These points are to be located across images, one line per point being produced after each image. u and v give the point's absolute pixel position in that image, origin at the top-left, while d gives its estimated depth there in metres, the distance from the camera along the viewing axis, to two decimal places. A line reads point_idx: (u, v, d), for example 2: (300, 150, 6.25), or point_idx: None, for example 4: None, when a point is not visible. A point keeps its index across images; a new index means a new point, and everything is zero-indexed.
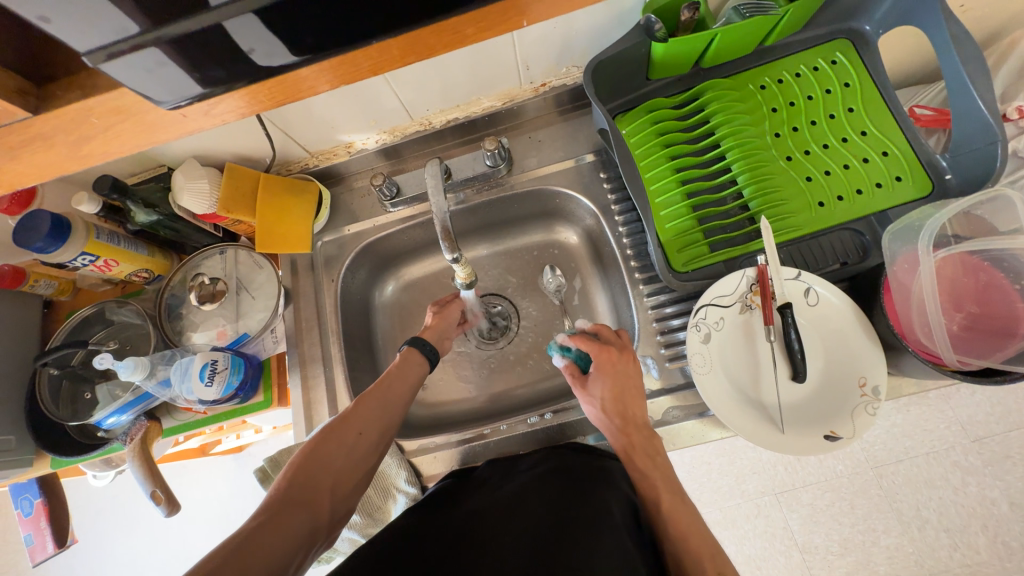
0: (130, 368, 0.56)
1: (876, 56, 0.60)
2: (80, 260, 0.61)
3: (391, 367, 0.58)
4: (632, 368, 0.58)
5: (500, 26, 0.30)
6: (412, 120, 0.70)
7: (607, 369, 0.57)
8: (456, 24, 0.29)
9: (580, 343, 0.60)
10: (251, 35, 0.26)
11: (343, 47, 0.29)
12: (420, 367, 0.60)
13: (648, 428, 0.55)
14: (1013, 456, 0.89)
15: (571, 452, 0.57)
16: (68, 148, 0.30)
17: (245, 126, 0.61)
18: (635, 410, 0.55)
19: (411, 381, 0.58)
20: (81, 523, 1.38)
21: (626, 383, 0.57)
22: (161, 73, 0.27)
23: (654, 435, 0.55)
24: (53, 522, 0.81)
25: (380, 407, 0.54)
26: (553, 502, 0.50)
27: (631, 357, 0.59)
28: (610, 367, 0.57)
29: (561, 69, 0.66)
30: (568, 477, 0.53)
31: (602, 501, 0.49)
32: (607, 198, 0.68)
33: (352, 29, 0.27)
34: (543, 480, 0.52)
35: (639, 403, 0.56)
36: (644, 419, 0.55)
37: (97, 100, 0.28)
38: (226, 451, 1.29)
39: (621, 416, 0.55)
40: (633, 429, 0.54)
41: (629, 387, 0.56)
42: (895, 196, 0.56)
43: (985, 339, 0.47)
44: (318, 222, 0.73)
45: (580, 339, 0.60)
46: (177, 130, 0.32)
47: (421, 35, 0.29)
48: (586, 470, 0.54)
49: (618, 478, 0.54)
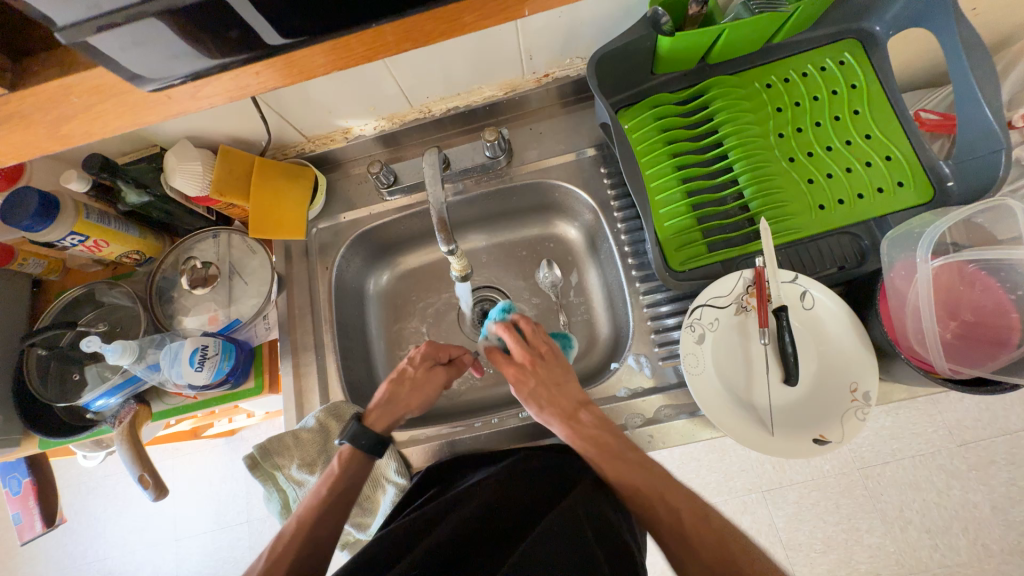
0: (118, 351, 0.56)
1: (884, 58, 0.59)
2: (69, 239, 0.60)
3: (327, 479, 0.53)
4: (555, 360, 0.60)
5: (500, 14, 0.29)
6: (411, 107, 0.69)
7: (527, 372, 0.58)
8: (454, 9, 0.28)
9: (494, 354, 0.60)
10: (236, 13, 0.25)
11: (337, 31, 0.28)
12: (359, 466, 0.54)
13: (578, 408, 0.56)
14: (996, 460, 0.90)
15: (546, 453, 0.59)
16: (48, 126, 0.29)
17: (239, 107, 0.60)
18: (564, 403, 0.56)
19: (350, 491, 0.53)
20: (72, 501, 1.39)
21: (551, 375, 0.58)
22: (140, 51, 0.25)
23: (589, 409, 0.56)
24: (43, 501, 0.80)
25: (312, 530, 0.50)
26: (528, 495, 0.54)
27: (548, 351, 0.60)
28: (530, 368, 0.58)
29: (565, 59, 0.65)
30: (546, 477, 0.56)
31: (576, 492, 0.52)
32: (607, 194, 0.68)
33: (348, 14, 0.27)
34: (525, 472, 0.56)
35: (568, 393, 0.57)
36: (574, 405, 0.56)
37: (78, 78, 0.26)
38: (219, 434, 1.29)
39: (551, 410, 0.56)
40: (569, 418, 0.55)
41: (552, 380, 0.58)
42: (897, 201, 0.55)
43: (977, 347, 0.47)
44: (313, 209, 0.72)
45: (495, 351, 0.60)
46: (164, 113, 0.31)
47: (418, 19, 0.28)
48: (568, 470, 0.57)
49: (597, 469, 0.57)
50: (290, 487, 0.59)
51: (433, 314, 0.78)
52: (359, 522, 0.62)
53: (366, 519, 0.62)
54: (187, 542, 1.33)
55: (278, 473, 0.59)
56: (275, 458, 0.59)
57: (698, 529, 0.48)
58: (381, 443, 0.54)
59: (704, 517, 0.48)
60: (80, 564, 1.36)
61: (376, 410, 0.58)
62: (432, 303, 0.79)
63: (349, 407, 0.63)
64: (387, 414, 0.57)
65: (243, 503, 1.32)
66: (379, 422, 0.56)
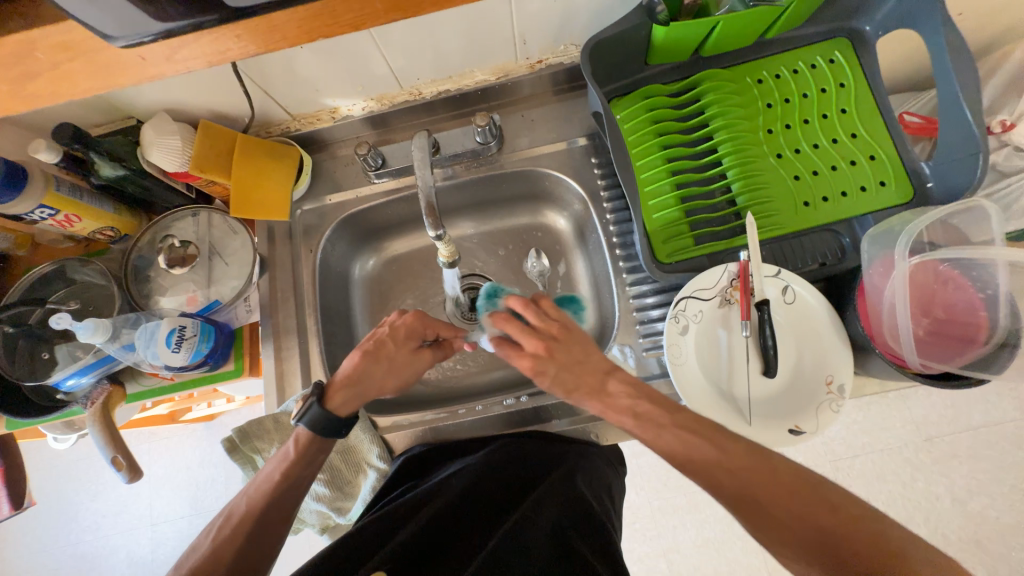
0: (90, 330, 0.54)
1: (873, 58, 0.60)
2: (38, 212, 0.57)
3: (283, 459, 0.50)
4: (570, 336, 0.53)
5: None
6: (401, 88, 0.67)
7: (544, 360, 0.52)
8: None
9: (504, 345, 0.54)
10: None
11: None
12: (316, 446, 0.51)
13: (607, 381, 0.50)
14: (959, 455, 0.94)
15: (525, 439, 0.59)
16: (11, 84, 0.27)
17: (222, 80, 0.58)
18: (590, 379, 0.51)
19: (310, 471, 0.51)
20: (42, 484, 1.35)
21: (572, 356, 0.52)
22: (108, 6, 0.24)
23: (617, 376, 0.50)
24: (9, 484, 0.78)
25: (264, 517, 0.48)
26: (509, 483, 0.56)
27: (558, 332, 0.53)
28: (547, 354, 0.52)
29: (559, 46, 0.64)
30: (531, 462, 0.57)
31: (554, 482, 0.55)
32: (596, 184, 0.68)
33: None
34: (511, 459, 0.57)
35: (592, 367, 0.51)
36: (600, 378, 0.51)
37: (43, 32, 0.25)
38: (196, 419, 1.26)
39: (579, 391, 0.51)
40: (599, 394, 0.50)
41: (573, 361, 0.51)
42: (879, 201, 0.57)
43: (947, 344, 0.49)
44: (298, 189, 0.70)
45: (504, 344, 0.54)
46: (139, 76, 0.29)
47: None
48: (546, 453, 0.58)
49: (584, 456, 0.59)
50: None
51: (420, 301, 0.78)
52: (340, 506, 0.62)
53: (346, 504, 0.62)
54: (164, 526, 1.31)
55: (257, 457, 0.58)
56: (254, 442, 0.58)
57: (773, 490, 0.40)
58: (344, 426, 0.53)
59: (777, 473, 0.41)
60: (51, 548, 1.33)
61: (344, 390, 0.53)
62: (417, 289, 0.78)
63: None
64: (355, 396, 0.54)
65: (221, 488, 1.31)
66: (345, 404, 0.53)
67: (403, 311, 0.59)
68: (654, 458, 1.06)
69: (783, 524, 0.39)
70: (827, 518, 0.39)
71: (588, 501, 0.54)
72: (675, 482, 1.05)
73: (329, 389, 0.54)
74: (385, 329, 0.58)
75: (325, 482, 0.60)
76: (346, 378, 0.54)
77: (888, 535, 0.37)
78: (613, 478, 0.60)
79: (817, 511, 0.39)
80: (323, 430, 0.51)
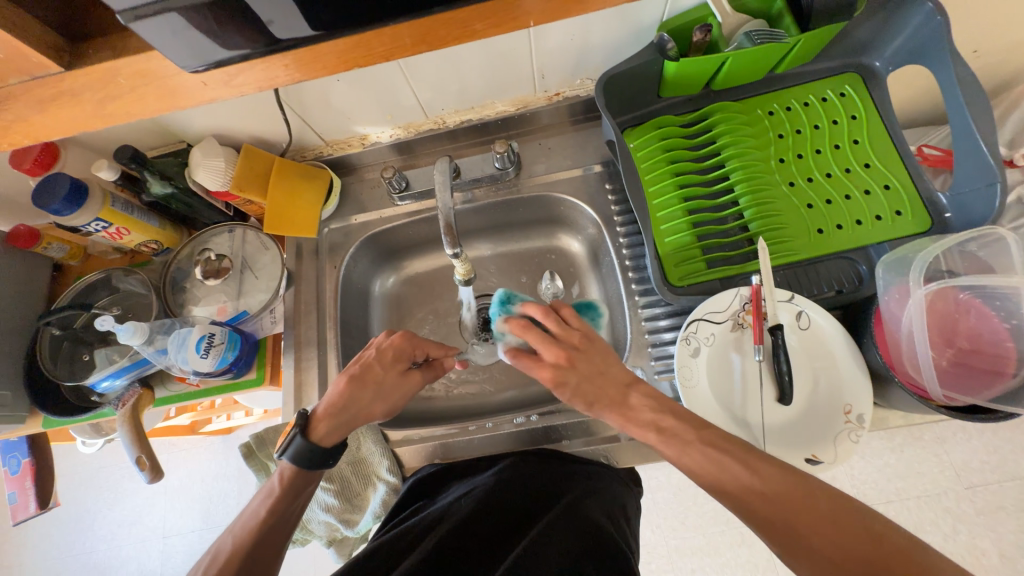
0: (130, 331, 0.57)
1: (884, 92, 0.61)
2: (93, 225, 0.62)
3: (272, 493, 0.51)
4: (592, 346, 0.53)
5: (508, 23, 0.32)
6: (426, 117, 0.72)
7: (565, 370, 0.52)
8: (466, 15, 0.31)
9: (523, 356, 0.54)
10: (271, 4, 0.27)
11: (359, 28, 0.31)
12: (303, 476, 0.52)
13: (620, 399, 0.50)
14: (1005, 506, 0.87)
15: (537, 459, 0.59)
16: (94, 104, 0.31)
17: (265, 109, 0.63)
18: (611, 390, 0.51)
19: (300, 501, 0.52)
20: (65, 490, 1.39)
21: (595, 367, 0.52)
22: (181, 38, 0.28)
23: (638, 390, 0.50)
24: (38, 482, 0.81)
25: (257, 548, 0.49)
26: (521, 501, 0.55)
27: (578, 343, 0.53)
28: (568, 364, 0.52)
29: (575, 80, 0.68)
30: (545, 479, 0.57)
31: (572, 498, 0.54)
32: (610, 209, 0.70)
33: (376, 10, 0.29)
34: (521, 478, 0.57)
35: (613, 379, 0.51)
36: (621, 391, 0.51)
37: (126, 61, 0.29)
38: (215, 432, 1.29)
39: (600, 404, 0.51)
40: (620, 407, 0.50)
41: (594, 371, 0.51)
42: (896, 229, 0.57)
43: (973, 377, 0.47)
44: (326, 209, 0.74)
45: (524, 354, 0.53)
46: (196, 99, 0.33)
47: (432, 24, 0.31)
48: (559, 474, 0.57)
49: (598, 477, 0.58)
50: None
51: (436, 319, 0.80)
52: (348, 518, 0.62)
53: (354, 516, 0.63)
54: (175, 540, 1.32)
55: (272, 463, 0.60)
56: (269, 448, 0.60)
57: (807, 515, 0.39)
58: (330, 455, 0.53)
59: (806, 492, 0.40)
60: (66, 556, 1.35)
61: (328, 418, 0.54)
62: (433, 308, 0.80)
63: None
64: (342, 424, 0.54)
65: (234, 503, 1.32)
66: (332, 433, 0.53)
67: (390, 333, 0.61)
68: (671, 493, 1.02)
69: (820, 552, 0.38)
70: (852, 541, 0.37)
71: (603, 525, 0.52)
72: (694, 521, 1.01)
73: (313, 419, 0.54)
74: (373, 352, 0.59)
75: (334, 492, 0.61)
76: (331, 405, 0.55)
77: (918, 552, 0.35)
78: (628, 500, 0.58)
79: (847, 536, 0.37)
80: (307, 462, 0.52)
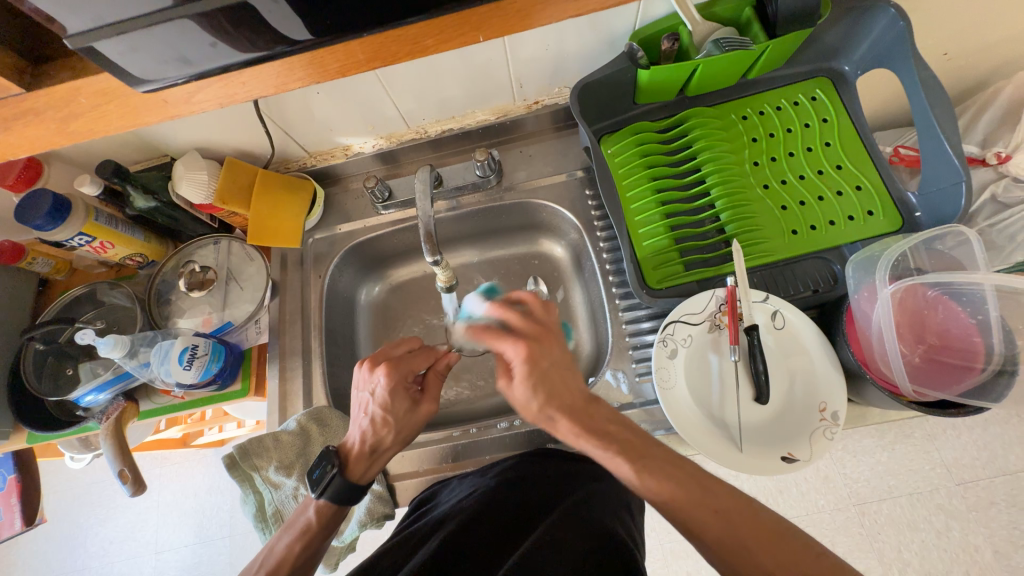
0: (110, 345, 0.57)
1: (853, 94, 0.63)
2: (77, 240, 0.63)
3: (310, 529, 0.51)
4: (553, 344, 0.52)
5: (457, 37, 0.33)
6: (408, 127, 0.73)
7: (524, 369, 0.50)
8: (415, 32, 0.32)
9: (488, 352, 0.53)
10: (222, 25, 0.28)
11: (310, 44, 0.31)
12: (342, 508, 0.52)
13: (595, 403, 0.50)
14: (997, 502, 0.87)
15: (536, 460, 0.60)
16: (57, 123, 0.32)
17: (246, 122, 0.64)
18: (568, 396, 0.50)
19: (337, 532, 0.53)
20: (55, 506, 1.38)
21: (555, 371, 0.50)
22: (138, 57, 0.29)
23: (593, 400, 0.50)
24: (24, 497, 0.81)
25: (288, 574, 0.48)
26: (524, 501, 0.55)
27: (540, 333, 0.52)
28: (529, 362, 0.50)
29: (553, 89, 0.70)
30: (547, 482, 0.57)
31: (573, 499, 0.54)
32: (590, 214, 0.71)
33: (333, 24, 0.30)
34: (522, 482, 0.56)
35: (573, 384, 0.50)
36: (583, 402, 0.50)
37: (85, 81, 0.30)
38: (208, 444, 1.28)
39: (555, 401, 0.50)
40: (581, 411, 0.49)
41: (555, 374, 0.50)
42: (867, 229, 0.58)
43: (944, 372, 0.48)
44: (311, 219, 0.75)
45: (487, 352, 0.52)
46: (159, 114, 0.34)
47: (382, 39, 0.32)
48: (561, 474, 0.58)
49: (598, 478, 0.58)
50: (265, 489, 0.60)
51: (422, 327, 0.80)
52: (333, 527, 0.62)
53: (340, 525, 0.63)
54: (167, 555, 1.30)
55: (255, 475, 0.60)
56: (253, 459, 0.60)
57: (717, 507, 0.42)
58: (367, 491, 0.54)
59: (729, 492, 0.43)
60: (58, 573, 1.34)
61: (362, 461, 0.54)
62: (420, 316, 0.81)
63: (331, 412, 0.65)
64: (377, 462, 0.55)
65: (227, 516, 1.30)
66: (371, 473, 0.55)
67: (382, 366, 0.56)
68: None
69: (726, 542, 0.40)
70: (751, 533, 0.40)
71: (609, 523, 0.51)
72: None
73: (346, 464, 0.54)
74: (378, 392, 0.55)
75: None
76: (362, 447, 0.54)
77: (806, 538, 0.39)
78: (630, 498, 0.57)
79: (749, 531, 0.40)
80: (351, 501, 0.53)
